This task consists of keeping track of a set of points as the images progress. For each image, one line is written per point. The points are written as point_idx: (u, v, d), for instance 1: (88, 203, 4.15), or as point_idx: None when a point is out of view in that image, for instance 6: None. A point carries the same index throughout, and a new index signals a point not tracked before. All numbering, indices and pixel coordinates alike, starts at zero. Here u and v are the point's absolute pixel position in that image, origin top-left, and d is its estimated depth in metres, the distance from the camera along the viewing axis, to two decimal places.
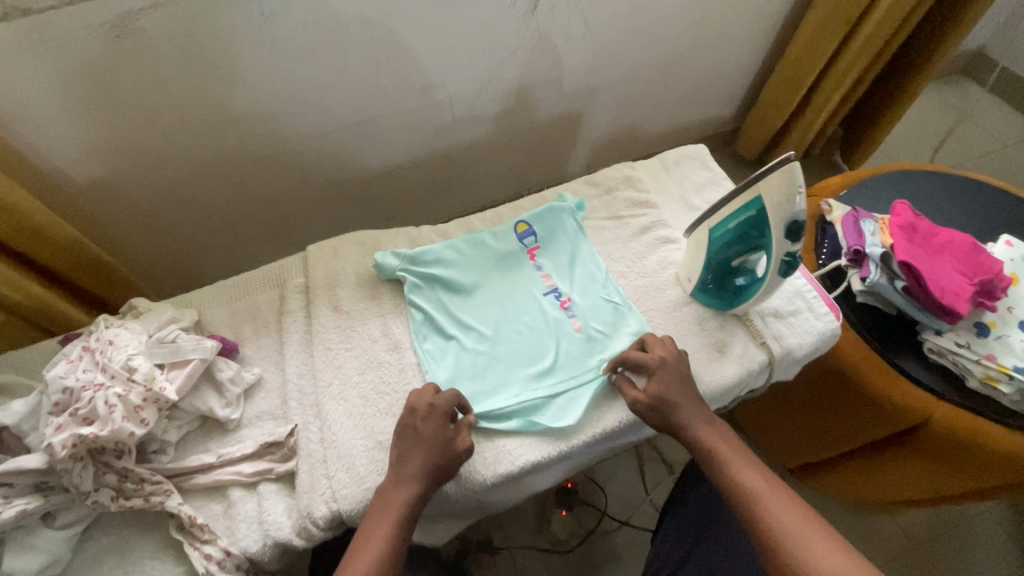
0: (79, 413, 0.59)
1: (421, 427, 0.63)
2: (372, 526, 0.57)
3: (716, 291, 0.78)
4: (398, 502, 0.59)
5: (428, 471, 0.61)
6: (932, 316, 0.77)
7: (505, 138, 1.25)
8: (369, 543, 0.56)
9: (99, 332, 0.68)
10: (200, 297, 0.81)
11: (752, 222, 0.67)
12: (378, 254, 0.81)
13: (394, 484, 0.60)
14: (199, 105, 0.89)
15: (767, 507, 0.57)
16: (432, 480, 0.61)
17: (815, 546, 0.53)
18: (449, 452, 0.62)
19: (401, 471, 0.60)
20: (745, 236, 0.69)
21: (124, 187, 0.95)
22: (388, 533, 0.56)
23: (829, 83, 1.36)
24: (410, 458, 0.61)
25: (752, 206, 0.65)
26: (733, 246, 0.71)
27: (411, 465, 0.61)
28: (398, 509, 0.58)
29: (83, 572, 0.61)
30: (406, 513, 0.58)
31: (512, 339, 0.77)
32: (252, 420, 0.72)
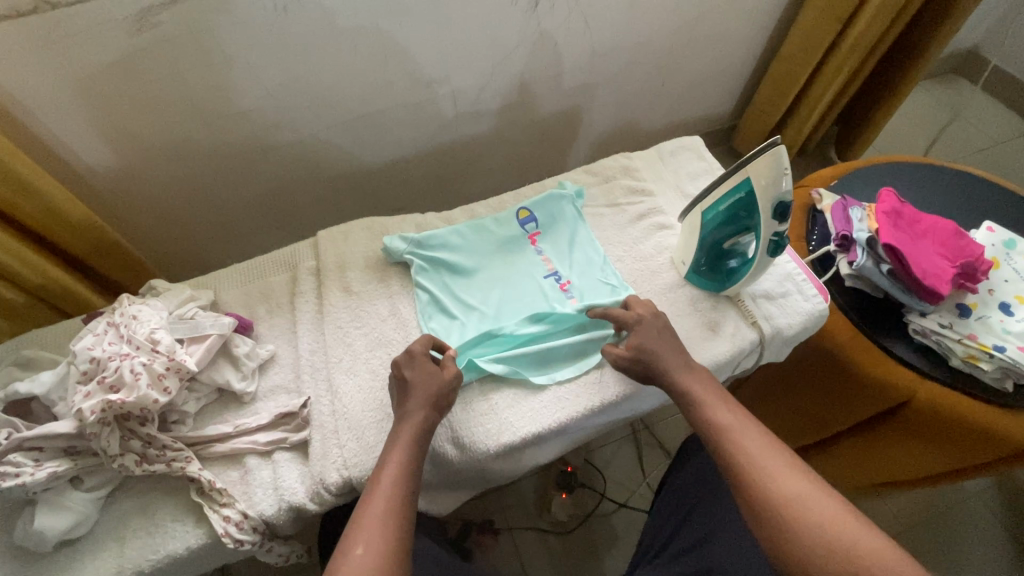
0: (106, 381, 0.63)
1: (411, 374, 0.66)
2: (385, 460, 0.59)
3: (709, 274, 0.82)
4: (405, 437, 0.61)
5: (429, 404, 0.64)
6: (916, 297, 0.81)
7: (507, 132, 1.29)
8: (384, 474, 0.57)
9: (122, 308, 0.71)
10: (216, 278, 0.85)
11: (742, 203, 0.70)
12: (386, 238, 0.84)
13: (399, 423, 0.63)
14: (215, 97, 0.93)
15: (737, 437, 0.60)
16: (436, 419, 0.64)
17: (780, 470, 0.56)
18: (446, 392, 0.66)
19: (404, 411, 0.64)
20: (736, 217, 0.72)
21: (140, 176, 0.99)
22: (402, 463, 0.59)
23: (822, 80, 1.40)
24: (409, 400, 0.64)
25: (742, 187, 0.69)
26: (725, 228, 0.75)
27: (413, 402, 0.64)
28: (405, 442, 0.61)
29: (108, 532, 0.65)
30: (415, 449, 0.61)
31: (511, 316, 0.80)
32: (267, 393, 0.75)
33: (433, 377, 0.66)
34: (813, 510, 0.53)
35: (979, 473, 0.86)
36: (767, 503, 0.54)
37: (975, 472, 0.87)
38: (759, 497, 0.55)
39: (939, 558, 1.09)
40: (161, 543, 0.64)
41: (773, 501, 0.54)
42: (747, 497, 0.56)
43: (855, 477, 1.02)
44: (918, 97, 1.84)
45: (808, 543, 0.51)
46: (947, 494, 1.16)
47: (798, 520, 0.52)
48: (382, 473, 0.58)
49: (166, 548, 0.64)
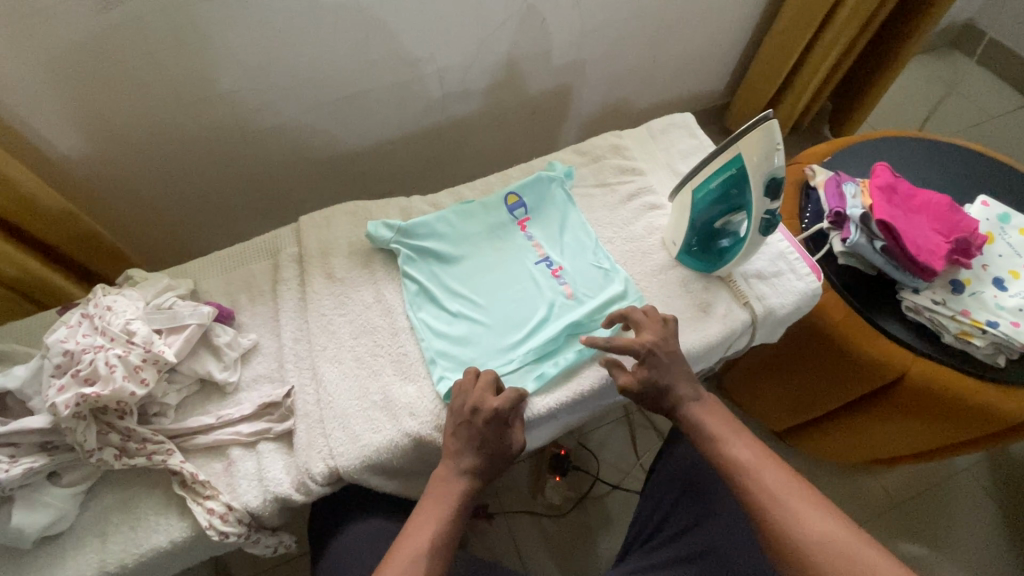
0: (81, 374, 0.60)
1: (484, 430, 0.62)
2: (427, 508, 0.59)
3: (700, 255, 0.80)
4: (451, 492, 0.60)
5: (484, 469, 0.62)
6: (910, 274, 0.80)
7: (495, 112, 1.26)
8: (427, 522, 0.57)
9: (97, 299, 0.69)
10: (195, 266, 0.83)
11: (733, 181, 0.69)
12: (371, 225, 0.81)
13: (450, 474, 0.61)
14: (189, 80, 0.90)
15: (758, 477, 0.58)
16: (485, 472, 0.63)
17: (806, 514, 0.54)
18: (506, 454, 0.64)
19: (458, 464, 0.62)
20: (728, 196, 0.71)
21: (114, 162, 0.96)
22: (441, 517, 0.58)
23: (817, 53, 1.37)
24: (466, 456, 0.62)
25: (733, 164, 0.68)
26: (715, 207, 0.74)
27: (467, 461, 0.62)
28: (455, 497, 0.60)
29: (90, 527, 0.63)
30: (460, 505, 0.60)
31: (504, 306, 0.78)
32: (250, 383, 0.74)
33: (499, 443, 0.63)
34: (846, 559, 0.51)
35: (968, 450, 0.87)
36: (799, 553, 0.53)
37: (963, 449, 0.87)
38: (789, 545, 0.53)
39: (931, 532, 1.10)
40: (144, 537, 0.63)
41: (803, 546, 0.52)
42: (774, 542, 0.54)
43: (847, 456, 1.02)
44: (913, 71, 1.81)
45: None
46: (938, 469, 1.16)
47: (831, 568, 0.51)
48: (422, 516, 0.58)
49: (150, 542, 0.63)
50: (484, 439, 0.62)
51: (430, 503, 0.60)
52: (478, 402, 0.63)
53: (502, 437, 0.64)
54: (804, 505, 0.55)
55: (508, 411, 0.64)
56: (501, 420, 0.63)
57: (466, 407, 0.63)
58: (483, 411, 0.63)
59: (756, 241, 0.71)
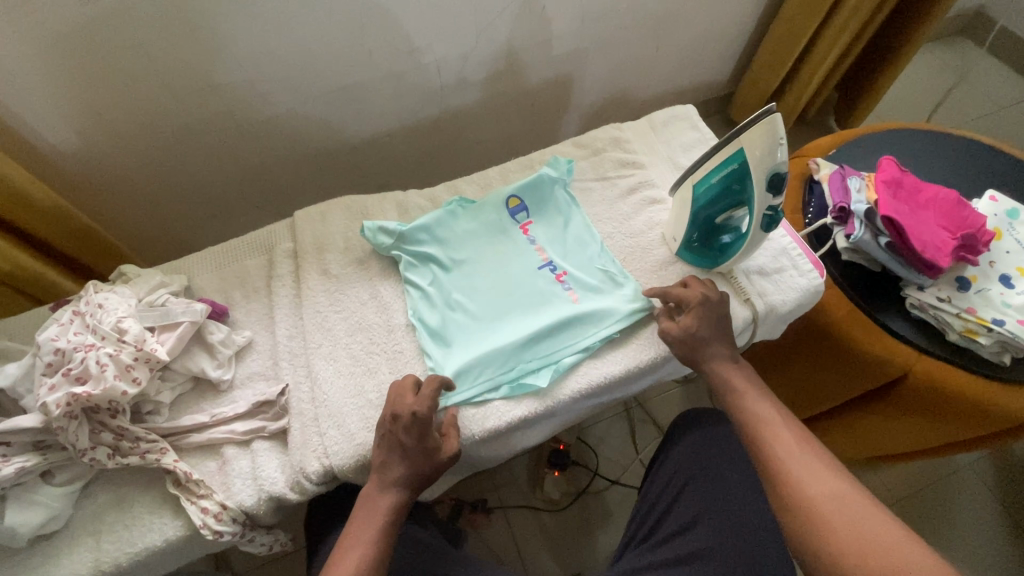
0: (72, 373, 0.60)
1: (404, 439, 0.62)
2: (357, 529, 0.59)
3: (702, 252, 0.79)
4: (379, 509, 0.60)
5: (411, 479, 0.62)
6: (915, 271, 0.78)
7: (494, 103, 1.24)
8: (355, 546, 0.57)
9: (89, 296, 0.69)
10: (189, 261, 0.82)
11: (735, 177, 0.67)
12: (370, 229, 0.80)
13: (377, 491, 0.61)
14: (181, 71, 0.88)
15: (770, 436, 0.60)
16: (413, 490, 0.62)
17: (814, 471, 0.55)
18: (436, 464, 0.63)
19: (385, 478, 0.62)
20: (730, 192, 0.69)
21: (106, 155, 0.95)
22: (371, 537, 0.58)
23: (824, 43, 1.34)
24: (392, 467, 0.62)
25: (737, 158, 0.66)
26: (716, 202, 0.72)
27: (393, 473, 0.62)
28: (383, 515, 0.60)
29: (84, 525, 0.63)
30: (389, 522, 0.60)
31: (508, 312, 0.77)
32: (244, 381, 0.73)
33: (423, 450, 0.62)
34: (849, 513, 0.51)
35: (965, 450, 0.87)
36: (799, 499, 0.54)
37: (959, 449, 0.87)
38: (796, 492, 0.54)
39: (929, 528, 1.10)
40: (137, 536, 0.62)
41: (805, 497, 0.53)
42: (777, 488, 0.56)
43: (846, 452, 1.02)
44: (921, 61, 1.78)
45: (844, 554, 0.49)
46: (938, 465, 1.16)
47: (831, 517, 0.51)
48: (353, 538, 0.58)
49: (144, 541, 0.62)
50: (405, 447, 0.62)
51: (359, 522, 0.60)
52: (396, 409, 0.63)
53: (425, 443, 0.62)
54: (815, 464, 0.56)
55: (426, 413, 0.63)
56: (422, 425, 0.62)
57: (386, 418, 0.63)
58: (402, 418, 0.62)
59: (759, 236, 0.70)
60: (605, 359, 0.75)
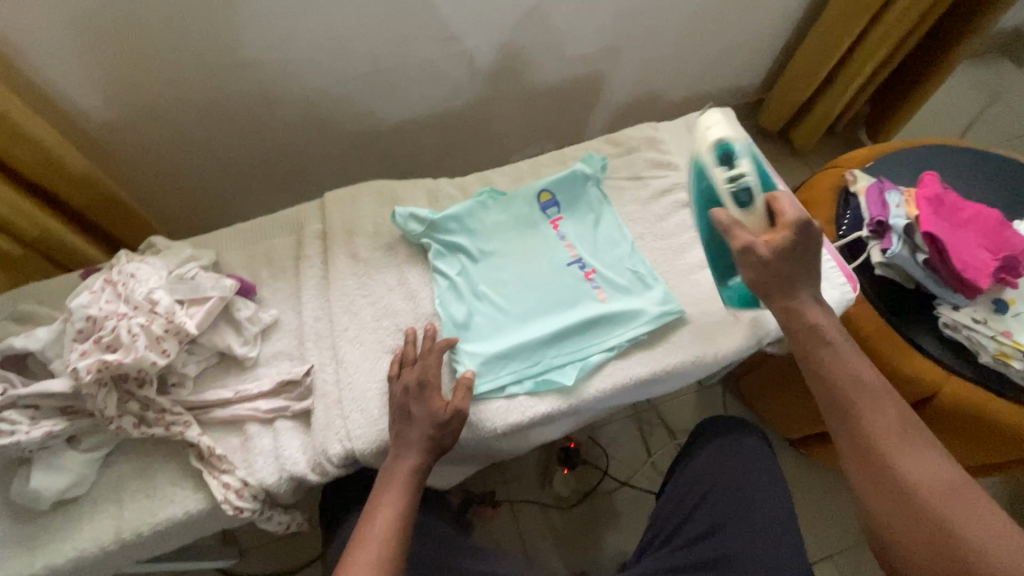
0: (103, 341, 0.60)
1: (414, 406, 0.64)
2: (378, 497, 0.60)
3: (740, 285, 0.73)
4: (400, 474, 0.61)
5: (426, 443, 0.63)
6: (951, 290, 0.77)
7: (524, 96, 1.23)
8: (379, 513, 0.58)
9: (121, 265, 0.69)
10: (218, 236, 0.81)
11: (705, 176, 0.72)
12: (401, 216, 0.80)
13: (395, 457, 0.62)
14: (216, 44, 0.88)
15: (862, 405, 0.56)
16: (432, 455, 0.63)
17: (908, 454, 0.53)
18: (447, 428, 0.64)
19: (399, 445, 0.63)
20: (714, 194, 0.72)
21: (137, 125, 0.95)
22: (394, 501, 0.59)
23: (861, 54, 1.32)
24: (406, 435, 0.63)
25: (706, 157, 0.71)
26: (714, 216, 0.73)
27: (409, 438, 0.63)
28: (403, 479, 0.61)
29: (106, 492, 0.63)
30: (411, 485, 0.61)
31: (535, 307, 0.76)
32: (269, 359, 0.73)
33: (431, 413, 0.64)
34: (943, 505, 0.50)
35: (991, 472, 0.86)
36: (890, 483, 0.52)
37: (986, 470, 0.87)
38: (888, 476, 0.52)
39: None
40: (159, 506, 0.63)
41: (898, 483, 0.52)
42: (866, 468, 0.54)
43: None
44: (957, 78, 1.75)
45: (923, 549, 0.49)
46: None
47: (923, 508, 0.50)
48: (378, 502, 0.60)
49: (165, 512, 0.62)
50: (413, 414, 0.64)
51: (382, 489, 0.61)
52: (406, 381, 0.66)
53: (432, 408, 0.64)
54: (910, 447, 0.53)
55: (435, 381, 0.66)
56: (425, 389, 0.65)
57: (399, 391, 0.66)
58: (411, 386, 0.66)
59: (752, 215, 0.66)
60: (631, 360, 0.74)
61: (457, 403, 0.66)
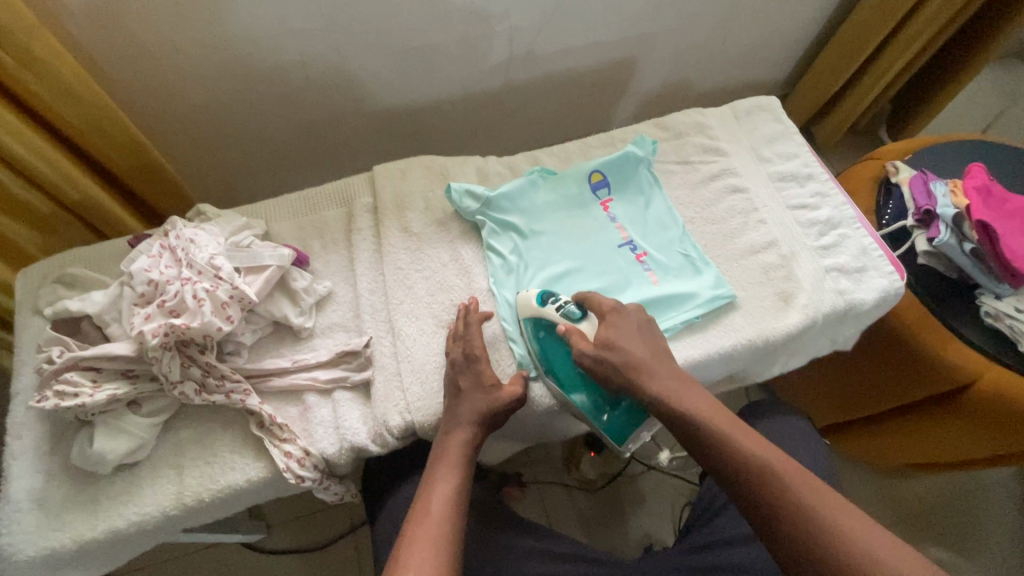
0: (167, 305, 0.60)
1: (461, 382, 0.65)
2: (435, 467, 0.59)
3: (614, 413, 0.69)
4: (456, 446, 0.61)
5: (478, 416, 0.63)
6: (995, 279, 0.79)
7: (556, 81, 1.23)
8: (438, 482, 0.58)
9: (177, 230, 0.68)
10: (267, 207, 0.81)
11: (542, 324, 0.71)
12: (456, 193, 0.79)
13: (450, 428, 0.62)
14: (259, 12, 0.85)
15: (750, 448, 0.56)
16: (484, 433, 0.63)
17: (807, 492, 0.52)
18: (499, 407, 0.64)
19: (453, 418, 0.63)
20: (552, 333, 0.70)
21: (176, 90, 0.93)
22: (452, 470, 0.59)
23: (890, 50, 1.32)
24: (459, 408, 0.63)
25: (533, 345, 0.70)
26: (559, 356, 0.70)
27: (462, 412, 0.63)
28: (459, 450, 0.60)
29: (164, 459, 0.63)
30: (467, 456, 0.61)
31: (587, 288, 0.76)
32: (324, 330, 0.72)
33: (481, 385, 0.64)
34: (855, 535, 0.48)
35: (995, 465, 0.91)
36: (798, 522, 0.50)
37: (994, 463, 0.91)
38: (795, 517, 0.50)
39: (957, 540, 1.11)
40: (220, 474, 0.62)
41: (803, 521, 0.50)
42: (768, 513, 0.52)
43: (885, 456, 1.03)
44: (975, 80, 1.76)
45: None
46: (969, 480, 1.17)
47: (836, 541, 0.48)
48: (435, 472, 0.59)
49: (226, 480, 0.62)
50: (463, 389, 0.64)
51: (438, 460, 0.60)
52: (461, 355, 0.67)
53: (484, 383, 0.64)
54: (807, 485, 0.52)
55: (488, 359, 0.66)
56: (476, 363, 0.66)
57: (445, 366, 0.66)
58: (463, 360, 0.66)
59: (586, 328, 0.69)
60: (683, 342, 0.74)
61: (513, 389, 0.66)
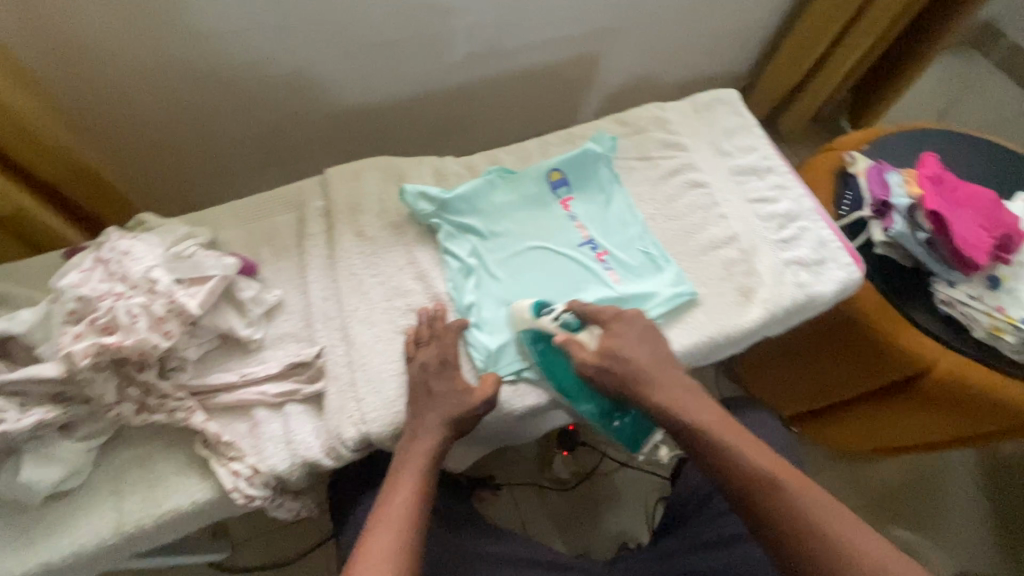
0: (99, 322, 0.56)
1: (430, 386, 0.63)
2: (398, 474, 0.58)
3: (625, 421, 0.71)
4: (420, 452, 0.59)
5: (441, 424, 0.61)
6: (948, 267, 0.80)
7: (519, 77, 1.21)
8: (398, 490, 0.56)
9: (112, 242, 0.64)
10: (214, 214, 0.77)
11: (539, 337, 0.69)
12: (411, 195, 0.77)
13: (417, 434, 0.60)
14: (200, 8, 0.81)
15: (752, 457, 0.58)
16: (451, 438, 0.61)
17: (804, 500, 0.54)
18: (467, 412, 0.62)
19: (419, 424, 0.61)
20: (551, 346, 0.69)
21: (113, 92, 0.88)
22: (415, 477, 0.57)
23: (848, 41, 1.33)
24: (423, 415, 0.61)
25: (534, 359, 0.69)
26: (563, 369, 0.70)
27: (426, 419, 0.61)
28: (423, 456, 0.59)
29: (105, 484, 0.60)
30: (432, 462, 0.59)
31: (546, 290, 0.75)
32: (275, 341, 0.70)
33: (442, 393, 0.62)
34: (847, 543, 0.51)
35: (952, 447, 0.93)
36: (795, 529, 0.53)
37: (951, 446, 0.93)
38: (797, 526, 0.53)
39: (921, 521, 1.14)
40: (164, 497, 0.59)
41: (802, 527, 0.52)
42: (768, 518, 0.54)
43: (850, 442, 1.04)
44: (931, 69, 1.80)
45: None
46: (933, 461, 1.20)
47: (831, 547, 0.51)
48: (397, 480, 0.57)
49: (170, 503, 0.59)
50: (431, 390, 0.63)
51: (402, 466, 0.58)
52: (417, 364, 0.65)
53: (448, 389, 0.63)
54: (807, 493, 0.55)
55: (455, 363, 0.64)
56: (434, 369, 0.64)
57: (416, 367, 0.65)
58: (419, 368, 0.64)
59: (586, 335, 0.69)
60: None
61: (483, 390, 0.63)
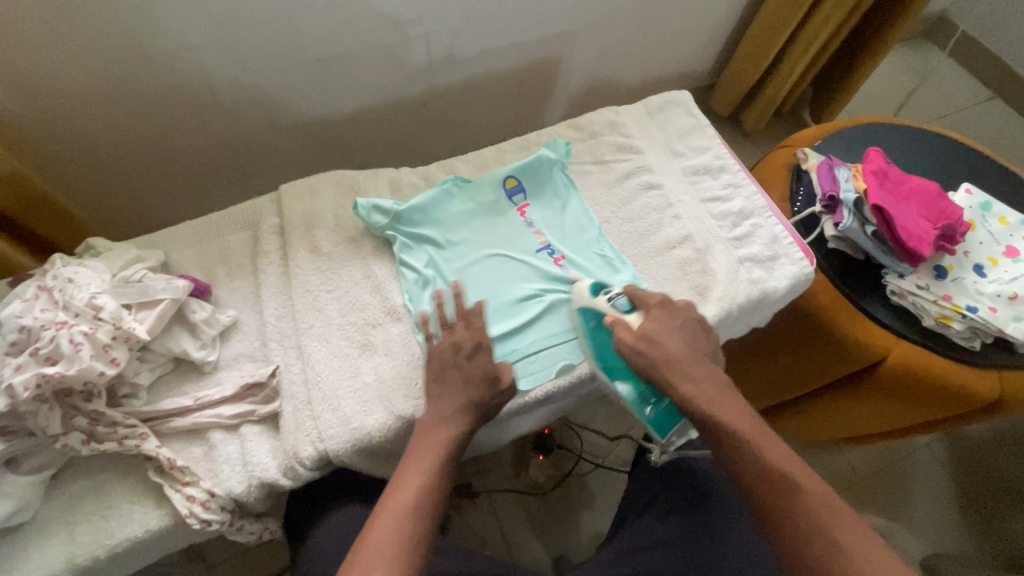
0: (41, 353, 0.55)
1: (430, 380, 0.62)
2: (410, 466, 0.55)
3: (660, 407, 0.65)
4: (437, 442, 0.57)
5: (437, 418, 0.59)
6: (896, 259, 0.82)
7: (479, 85, 1.21)
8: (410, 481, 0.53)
9: (56, 270, 0.63)
10: (165, 236, 0.76)
11: (593, 314, 0.70)
12: (365, 208, 0.76)
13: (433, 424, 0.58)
14: (148, 29, 0.81)
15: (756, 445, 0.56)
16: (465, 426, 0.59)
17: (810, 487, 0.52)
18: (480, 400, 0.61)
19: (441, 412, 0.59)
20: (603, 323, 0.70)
21: (61, 115, 0.86)
22: (429, 468, 0.54)
23: (802, 37, 1.36)
24: (441, 403, 0.60)
25: (586, 336, 0.71)
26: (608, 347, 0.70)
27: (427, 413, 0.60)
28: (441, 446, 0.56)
29: (54, 516, 0.59)
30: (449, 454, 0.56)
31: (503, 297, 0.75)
32: (230, 362, 0.69)
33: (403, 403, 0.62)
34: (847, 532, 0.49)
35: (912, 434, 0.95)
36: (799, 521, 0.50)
37: (913, 433, 0.95)
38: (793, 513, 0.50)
39: (891, 506, 1.16)
40: (117, 527, 0.58)
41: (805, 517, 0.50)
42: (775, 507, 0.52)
43: (816, 434, 1.06)
44: (886, 62, 1.85)
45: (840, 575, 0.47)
46: (899, 446, 1.22)
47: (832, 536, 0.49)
48: (409, 472, 0.54)
49: (123, 532, 0.58)
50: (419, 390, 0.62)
51: (417, 456, 0.56)
52: None
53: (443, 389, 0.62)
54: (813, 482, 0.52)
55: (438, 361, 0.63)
56: None
57: None
58: None
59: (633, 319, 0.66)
60: None
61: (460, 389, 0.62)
